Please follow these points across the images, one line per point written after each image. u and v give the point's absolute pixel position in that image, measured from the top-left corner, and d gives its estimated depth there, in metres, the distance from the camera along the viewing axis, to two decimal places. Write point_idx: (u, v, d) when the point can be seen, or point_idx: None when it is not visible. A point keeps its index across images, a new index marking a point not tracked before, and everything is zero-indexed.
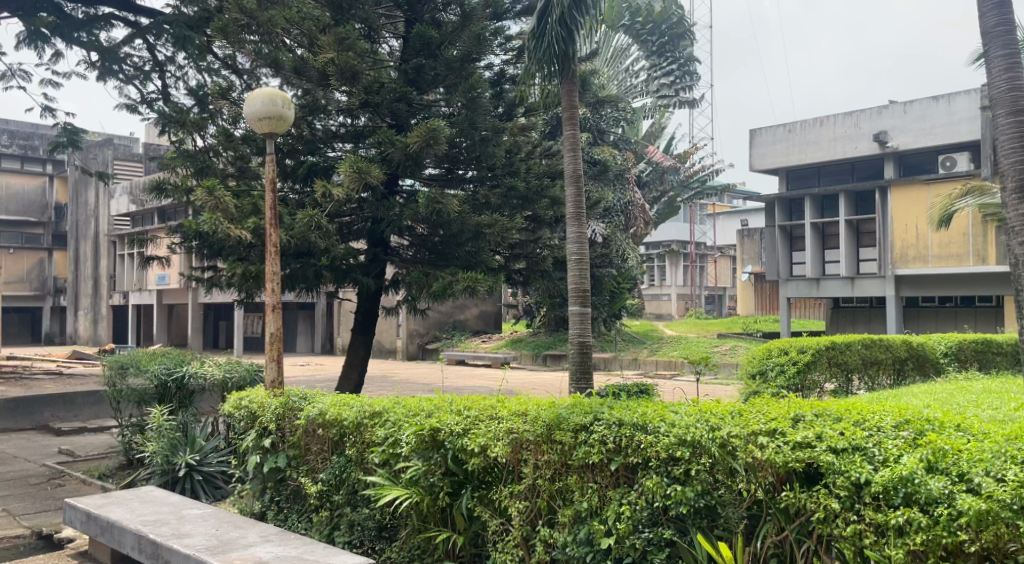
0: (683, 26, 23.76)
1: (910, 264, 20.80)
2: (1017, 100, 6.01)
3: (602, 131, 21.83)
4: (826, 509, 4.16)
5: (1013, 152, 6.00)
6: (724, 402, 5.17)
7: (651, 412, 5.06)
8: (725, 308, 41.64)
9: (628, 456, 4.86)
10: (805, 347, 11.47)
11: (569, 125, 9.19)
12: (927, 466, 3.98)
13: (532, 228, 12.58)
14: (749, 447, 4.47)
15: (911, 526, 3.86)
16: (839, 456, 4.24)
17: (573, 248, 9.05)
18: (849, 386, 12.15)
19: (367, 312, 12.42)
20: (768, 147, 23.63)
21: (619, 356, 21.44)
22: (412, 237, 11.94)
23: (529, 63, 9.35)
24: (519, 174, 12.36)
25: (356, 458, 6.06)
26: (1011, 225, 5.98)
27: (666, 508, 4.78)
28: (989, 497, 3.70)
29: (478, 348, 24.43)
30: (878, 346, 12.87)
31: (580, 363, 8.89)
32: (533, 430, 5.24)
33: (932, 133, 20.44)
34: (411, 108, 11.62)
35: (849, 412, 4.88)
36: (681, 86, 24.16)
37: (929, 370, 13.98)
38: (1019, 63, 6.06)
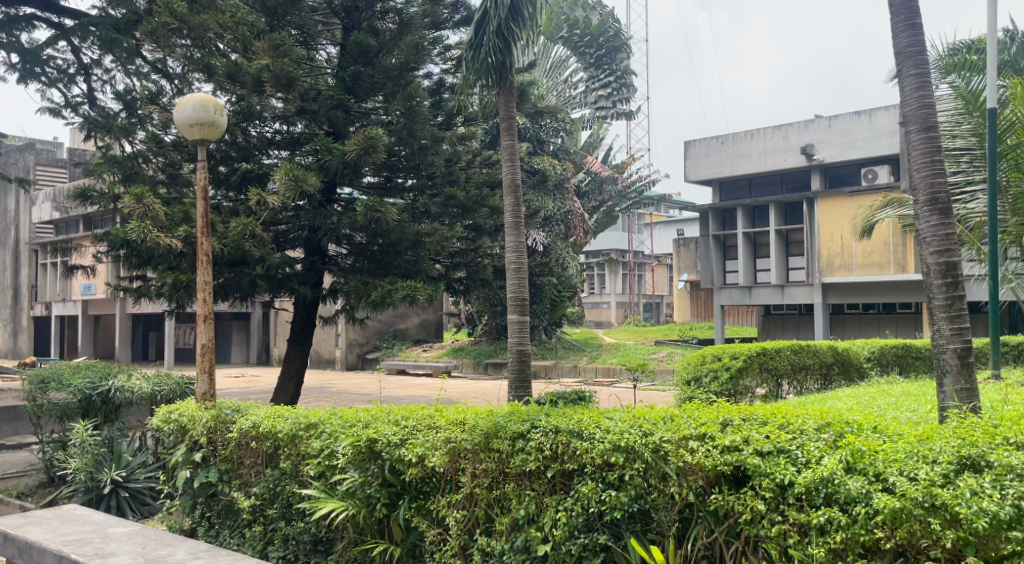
0: (620, 39, 24.10)
1: (835, 272, 21.50)
2: (928, 118, 6.20)
3: (540, 141, 21.98)
4: (753, 510, 4.32)
5: (924, 166, 6.17)
6: (657, 408, 5.31)
7: (586, 419, 5.16)
8: (662, 315, 42.29)
9: (565, 463, 4.97)
10: (737, 353, 11.72)
11: (507, 135, 9.27)
12: (846, 466, 4.16)
13: (472, 236, 12.65)
14: (680, 452, 4.61)
15: (832, 525, 4.03)
16: (765, 459, 4.40)
17: (512, 257, 9.13)
18: (779, 391, 12.50)
19: (303, 322, 12.31)
20: (701, 158, 24.13)
21: (559, 363, 21.59)
22: (351, 246, 11.90)
23: (466, 73, 9.42)
24: (458, 183, 12.39)
25: (291, 470, 6.05)
26: (922, 236, 6.15)
27: (600, 514, 4.89)
28: (902, 495, 3.88)
29: (418, 357, 24.35)
30: (807, 351, 13.26)
31: (519, 371, 8.97)
32: (470, 438, 5.30)
33: (854, 147, 21.16)
34: (349, 116, 11.56)
35: (774, 415, 5.06)
36: (618, 98, 24.32)
37: (853, 374, 14.47)
38: (930, 83, 6.30)
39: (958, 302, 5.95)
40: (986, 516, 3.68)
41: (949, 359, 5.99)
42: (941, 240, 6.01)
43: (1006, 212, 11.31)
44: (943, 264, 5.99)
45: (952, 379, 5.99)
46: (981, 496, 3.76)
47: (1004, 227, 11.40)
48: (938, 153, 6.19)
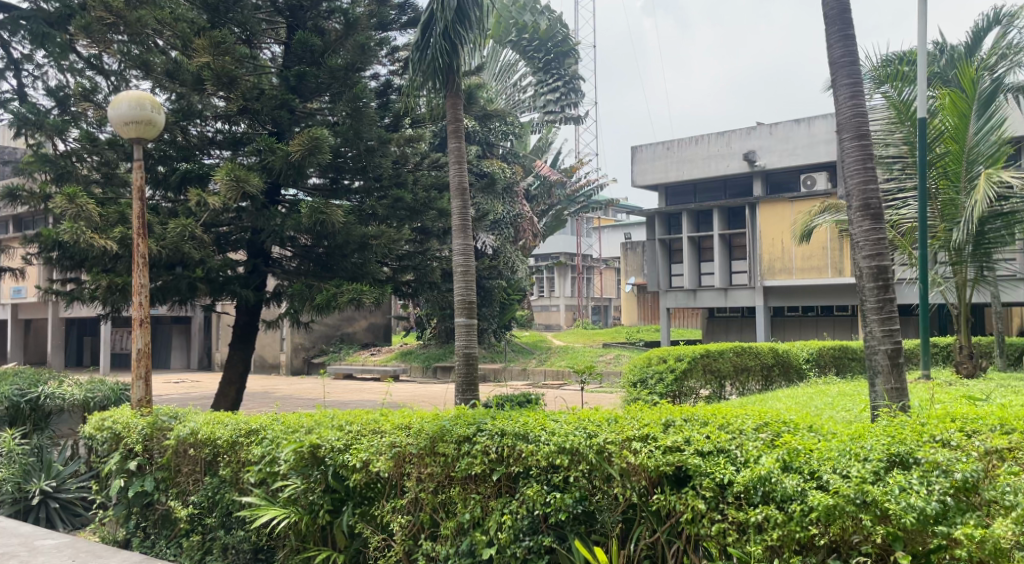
0: (568, 44, 24.22)
1: (776, 275, 21.92)
2: (861, 126, 6.37)
3: (490, 144, 21.96)
4: (694, 510, 4.39)
5: (856, 174, 6.34)
6: (601, 410, 5.36)
7: (532, 421, 5.19)
8: (610, 318, 42.59)
9: (510, 466, 4.99)
10: (681, 355, 11.84)
11: (454, 137, 9.25)
12: (782, 465, 4.24)
13: (420, 239, 12.59)
14: (624, 452, 4.66)
15: (769, 522, 4.11)
16: (705, 458, 4.48)
17: (459, 260, 9.09)
18: (721, 392, 12.71)
19: (245, 326, 12.12)
20: (647, 163, 24.38)
21: (507, 366, 21.60)
22: (295, 248, 11.76)
23: (413, 76, 9.38)
24: (406, 185, 12.32)
25: (230, 478, 5.96)
26: (855, 240, 6.31)
27: (545, 516, 4.92)
28: (835, 493, 3.98)
29: (365, 361, 24.15)
30: (748, 353, 13.47)
31: (466, 375, 8.95)
32: (415, 443, 5.29)
33: (794, 154, 21.65)
34: (294, 116, 11.39)
35: (715, 416, 5.14)
36: (566, 103, 24.25)
37: (792, 375, 14.79)
38: (863, 92, 6.47)
39: (889, 305, 6.13)
40: (914, 511, 3.80)
41: (880, 360, 6.15)
42: (873, 245, 6.18)
43: (935, 218, 11.66)
44: (875, 268, 6.15)
45: (884, 379, 6.15)
46: (909, 492, 3.87)
47: (932, 232, 11.75)
48: (869, 160, 6.36)
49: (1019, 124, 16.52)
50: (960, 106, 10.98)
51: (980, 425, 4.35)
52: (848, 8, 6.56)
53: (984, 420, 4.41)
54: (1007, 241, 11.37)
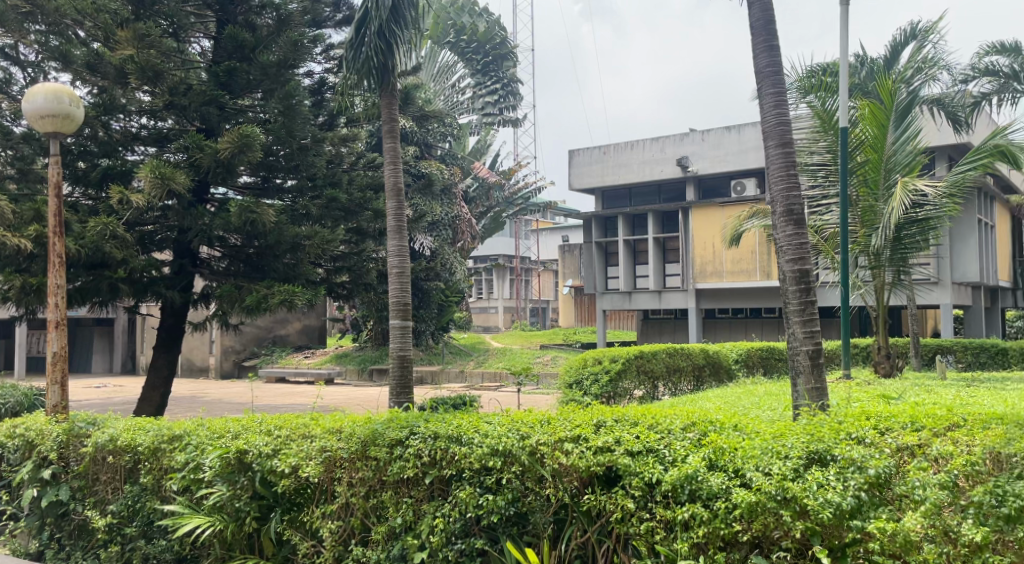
0: (506, 47, 24.15)
1: (707, 278, 22.29)
2: (785, 134, 6.53)
3: (428, 145, 21.82)
4: (623, 509, 4.45)
5: (780, 181, 6.50)
6: (535, 411, 5.39)
7: (465, 423, 5.18)
8: (548, 320, 42.73)
9: (443, 469, 4.98)
10: (616, 356, 11.89)
11: (388, 138, 9.18)
12: (708, 464, 4.32)
13: (355, 240, 12.46)
14: (556, 454, 4.69)
15: (695, 519, 4.19)
16: (635, 458, 4.54)
17: (394, 262, 9.02)
18: (654, 393, 12.87)
19: (170, 329, 11.83)
20: (584, 167, 24.55)
21: (444, 367, 21.50)
22: (224, 248, 11.51)
23: (348, 74, 9.28)
24: (341, 185, 12.16)
25: (151, 486, 5.82)
26: (778, 244, 6.46)
27: (477, 518, 4.93)
28: (758, 490, 4.07)
29: (298, 364, 23.79)
30: (680, 354, 13.70)
31: (400, 378, 8.89)
32: (347, 447, 5.24)
33: (725, 161, 22.11)
34: (224, 113, 11.16)
35: (645, 416, 5.18)
36: (504, 106, 24.33)
37: (722, 376, 15.08)
38: (787, 102, 6.64)
39: (810, 307, 6.29)
40: (830, 506, 3.90)
41: (801, 360, 6.31)
42: (796, 249, 6.35)
43: (856, 223, 12.05)
44: (797, 272, 6.33)
45: (804, 379, 6.32)
46: (827, 488, 3.97)
47: (853, 238, 12.11)
48: (793, 168, 6.52)
49: (935, 134, 17.17)
50: (879, 117, 11.45)
51: (891, 423, 4.47)
52: (773, 19, 6.69)
53: (897, 418, 4.55)
54: (921, 247, 11.81)
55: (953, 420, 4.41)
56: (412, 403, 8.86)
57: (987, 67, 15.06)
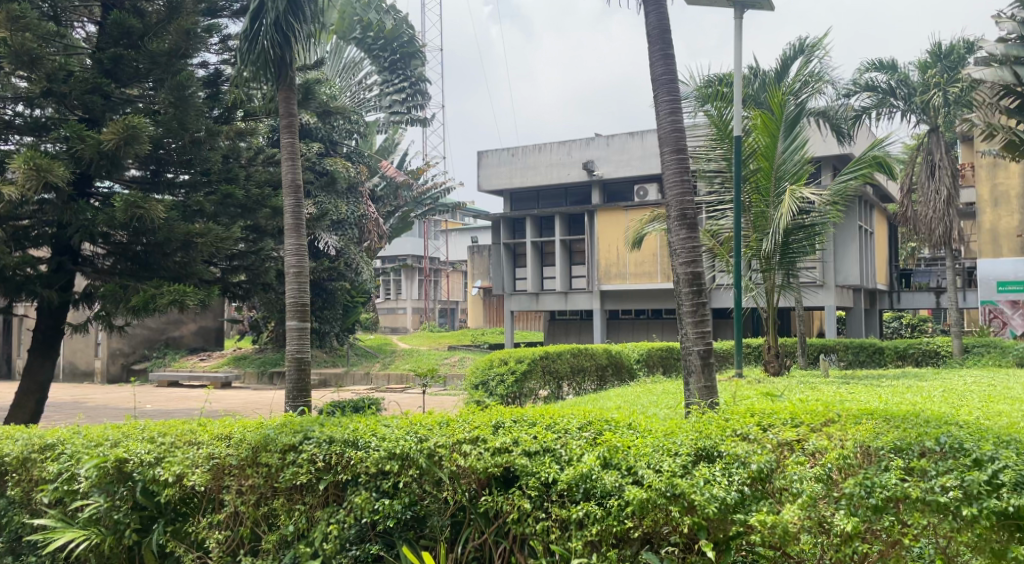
0: (414, 45, 23.76)
1: (611, 280, 22.67)
2: (679, 141, 6.65)
3: (334, 142, 21.37)
4: (519, 509, 4.45)
5: (675, 185, 6.62)
6: (434, 413, 5.33)
7: (363, 427, 5.10)
8: (456, 320, 42.58)
9: (338, 474, 4.91)
10: (522, 356, 11.86)
11: (286, 133, 9.00)
12: (603, 462, 4.36)
13: (253, 238, 12.15)
14: (454, 456, 4.67)
15: (589, 518, 4.24)
16: (532, 458, 4.55)
17: (291, 261, 8.85)
18: (558, 392, 12.99)
19: (48, 330, 11.28)
20: (493, 168, 24.61)
21: (348, 369, 21.16)
22: (108, 245, 10.93)
23: (243, 67, 9.04)
24: (237, 181, 11.84)
25: (21, 499, 5.56)
26: (672, 247, 6.57)
27: (373, 523, 4.86)
28: (649, 487, 4.13)
29: (193, 367, 23.05)
30: (584, 354, 13.90)
31: (297, 381, 8.72)
32: (235, 454, 5.10)
33: (629, 165, 22.56)
34: (109, 102, 10.71)
35: (542, 416, 5.17)
36: (412, 104, 24.47)
37: (624, 375, 15.37)
38: (682, 109, 6.75)
39: (702, 308, 6.43)
40: (715, 501, 3.98)
41: (693, 360, 6.42)
42: (688, 253, 6.47)
43: (748, 229, 12.52)
44: (690, 274, 6.44)
45: (696, 378, 6.41)
46: (713, 484, 4.06)
47: (745, 242, 12.53)
48: (687, 173, 6.67)
49: (820, 145, 17.95)
50: (771, 127, 12.04)
51: (774, 419, 4.62)
52: (668, 27, 6.78)
53: (779, 416, 4.68)
54: (808, 252, 12.34)
55: (830, 416, 4.58)
56: (309, 407, 8.70)
57: (867, 82, 15.85)
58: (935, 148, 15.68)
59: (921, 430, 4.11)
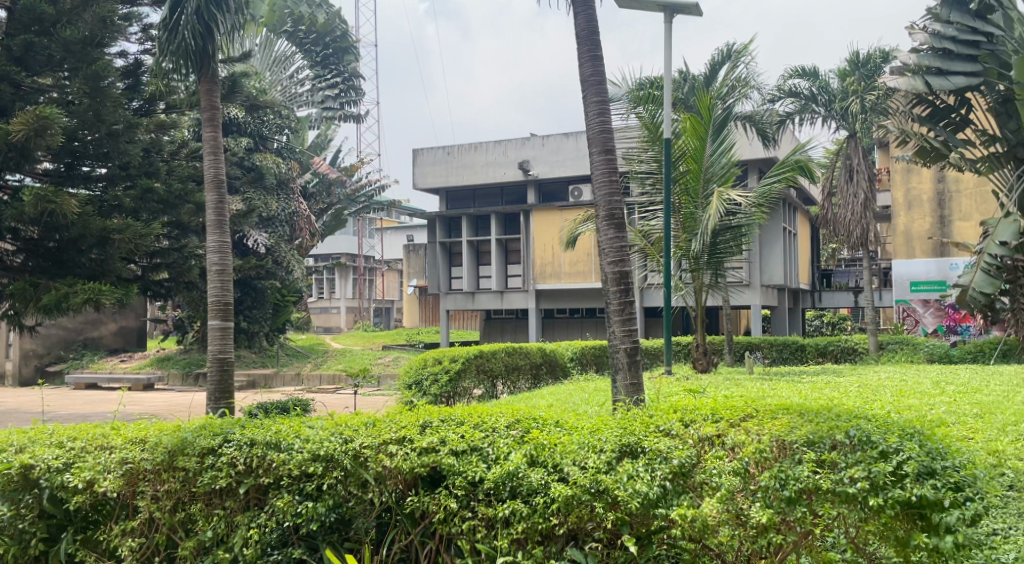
0: (347, 41, 23.64)
1: (546, 279, 22.84)
2: (607, 142, 6.70)
3: (263, 137, 20.95)
4: (446, 509, 4.44)
5: (603, 185, 6.65)
6: (360, 413, 5.26)
7: (286, 428, 5.01)
8: (392, 320, 42.27)
9: (260, 477, 4.83)
10: (456, 356, 11.79)
11: (207, 126, 8.85)
12: (529, 460, 4.38)
13: (175, 235, 11.87)
14: (380, 456, 4.62)
15: (515, 516, 4.26)
16: (459, 458, 4.54)
17: (213, 259, 8.69)
18: (492, 391, 13.00)
19: None
20: (428, 166, 24.42)
21: (279, 369, 20.82)
22: (20, 240, 10.68)
23: (162, 57, 8.82)
24: (158, 175, 11.59)
25: None
26: (601, 247, 6.61)
27: (296, 527, 4.80)
28: (573, 484, 4.18)
29: (114, 368, 22.40)
30: (518, 352, 13.96)
31: (219, 382, 8.56)
32: (151, 458, 4.99)
33: (564, 166, 22.75)
34: (20, 92, 10.39)
35: (471, 414, 5.11)
36: (345, 100, 24.58)
37: (558, 373, 15.52)
38: (609, 110, 6.81)
39: (630, 307, 6.47)
40: (638, 496, 4.06)
41: (620, 358, 6.45)
42: (616, 251, 6.52)
43: (678, 229, 12.72)
44: (617, 273, 6.50)
45: (622, 375, 6.43)
46: (636, 479, 4.12)
47: (675, 242, 12.76)
48: (615, 173, 6.69)
49: (746, 148, 18.41)
50: (699, 131, 12.34)
51: (696, 414, 4.70)
52: (597, 29, 6.83)
53: (701, 411, 4.77)
54: (734, 252, 12.66)
55: (749, 411, 4.70)
56: (231, 408, 8.55)
57: (790, 89, 16.28)
58: (853, 153, 16.21)
59: (833, 423, 4.27)
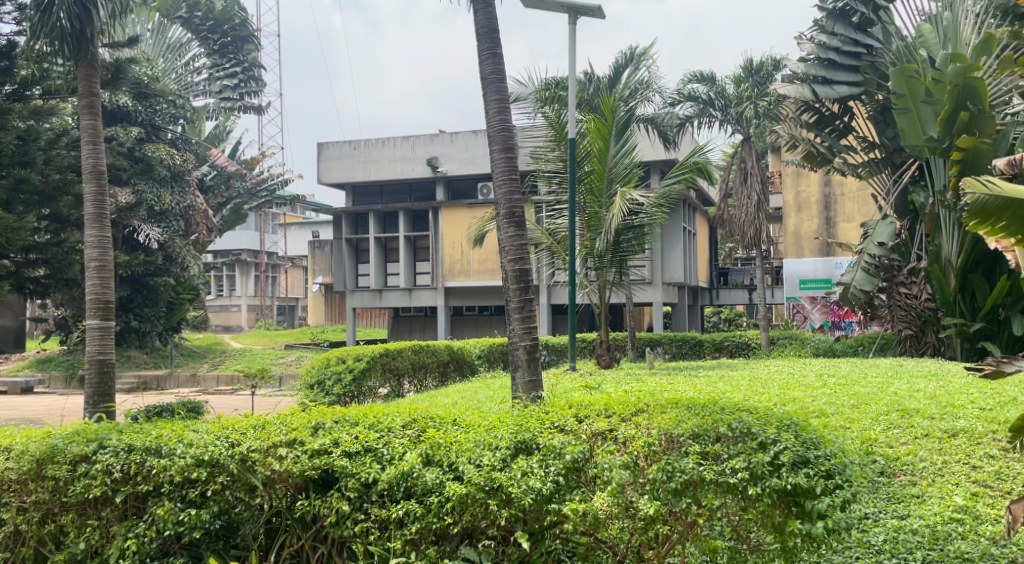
0: (246, 29, 22.90)
1: (455, 276, 22.89)
2: (508, 139, 6.76)
3: (156, 127, 20.23)
4: (338, 512, 4.40)
5: (503, 183, 6.72)
6: (250, 414, 5.11)
7: (168, 432, 4.86)
8: (296, 319, 41.36)
9: (138, 485, 4.69)
10: (361, 355, 11.63)
11: (87, 114, 8.52)
12: (425, 459, 4.39)
13: (54, 229, 11.39)
14: (268, 460, 4.52)
15: (409, 516, 4.27)
16: (352, 459, 4.49)
17: (92, 253, 8.38)
18: (398, 389, 12.93)
19: None
20: (334, 161, 23.98)
21: (174, 370, 20.14)
22: None
23: (34, 38, 8.41)
24: (34, 164, 11.07)
25: None
26: (501, 245, 6.67)
27: (178, 536, 4.71)
28: (468, 482, 4.21)
29: None
30: (425, 350, 13.94)
31: (98, 385, 8.26)
32: (17, 468, 4.84)
33: (472, 163, 22.80)
34: None
35: (366, 414, 5.04)
36: (245, 91, 23.72)
37: (466, 370, 15.56)
38: (509, 108, 6.88)
39: (530, 304, 6.55)
40: (532, 492, 4.14)
41: (520, 355, 6.50)
42: (516, 249, 6.60)
43: (582, 229, 12.93)
44: (517, 271, 6.58)
45: (522, 372, 6.49)
46: (530, 475, 4.20)
47: (580, 241, 13.00)
48: (515, 171, 6.76)
49: (648, 150, 18.88)
50: (603, 131, 12.62)
51: (590, 410, 4.82)
52: (496, 27, 6.85)
53: (594, 407, 4.88)
54: (636, 251, 12.97)
55: (640, 406, 4.84)
56: (111, 412, 8.23)
57: (689, 93, 16.77)
58: (747, 156, 16.82)
59: (717, 416, 4.46)
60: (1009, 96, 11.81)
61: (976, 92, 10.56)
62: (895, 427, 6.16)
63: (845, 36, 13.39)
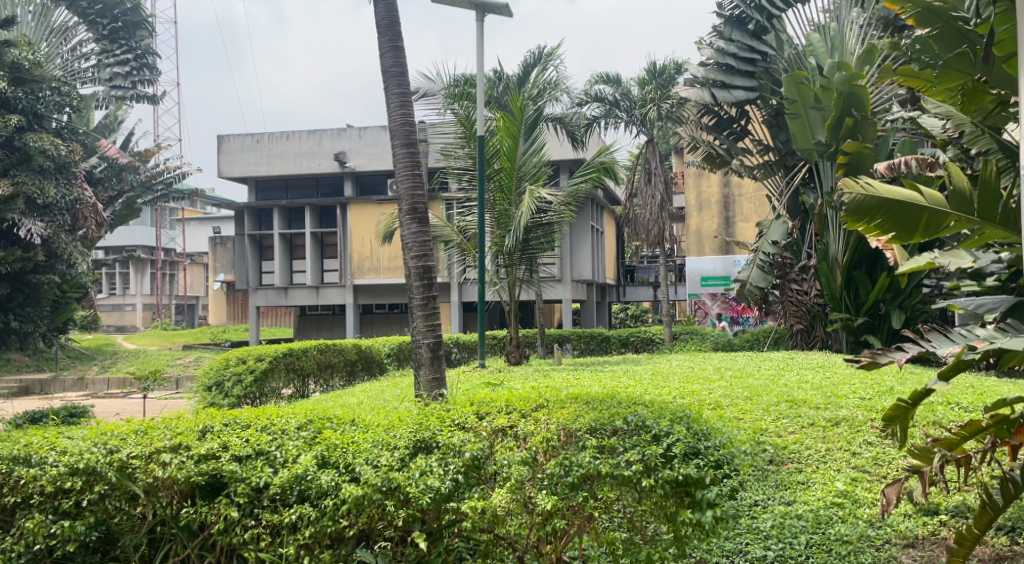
0: (139, 15, 22.16)
1: (365, 274, 22.59)
2: (410, 134, 6.69)
3: (38, 116, 19.07)
4: (226, 518, 4.24)
5: (406, 179, 6.64)
6: (133, 419, 4.87)
7: (40, 439, 4.58)
8: (195, 318, 40.13)
9: (4, 497, 4.43)
10: (262, 355, 11.33)
11: None
12: (320, 461, 4.28)
13: None
14: (150, 467, 4.31)
15: (302, 520, 4.13)
16: (242, 463, 4.33)
17: None
18: (303, 389, 12.67)
19: None
20: (235, 154, 23.25)
21: (60, 374, 19.27)
22: None
23: None
24: None
25: None
26: (404, 241, 6.55)
27: (50, 549, 4.48)
28: (365, 483, 4.11)
29: None
30: (331, 349, 13.69)
31: None
32: None
33: (381, 159, 22.57)
34: None
35: (258, 417, 4.88)
36: (137, 79, 22.69)
37: (374, 369, 15.38)
38: (411, 103, 6.79)
39: (433, 301, 6.48)
40: (430, 491, 4.07)
41: (423, 353, 6.41)
42: (420, 246, 6.50)
43: (492, 225, 12.90)
44: (421, 268, 6.49)
45: (425, 370, 6.40)
46: (428, 474, 4.14)
47: (491, 238, 13.02)
48: (417, 167, 6.70)
49: (556, 149, 19.09)
50: (512, 130, 12.63)
51: (491, 407, 4.80)
52: (397, 20, 6.73)
53: (495, 403, 4.86)
54: (546, 248, 13.03)
55: (540, 401, 4.85)
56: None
57: (596, 93, 17.01)
58: (651, 157, 17.10)
59: (613, 410, 4.55)
60: (889, 103, 12.43)
61: (860, 98, 11.08)
62: (783, 417, 6.36)
63: (742, 43, 13.73)
